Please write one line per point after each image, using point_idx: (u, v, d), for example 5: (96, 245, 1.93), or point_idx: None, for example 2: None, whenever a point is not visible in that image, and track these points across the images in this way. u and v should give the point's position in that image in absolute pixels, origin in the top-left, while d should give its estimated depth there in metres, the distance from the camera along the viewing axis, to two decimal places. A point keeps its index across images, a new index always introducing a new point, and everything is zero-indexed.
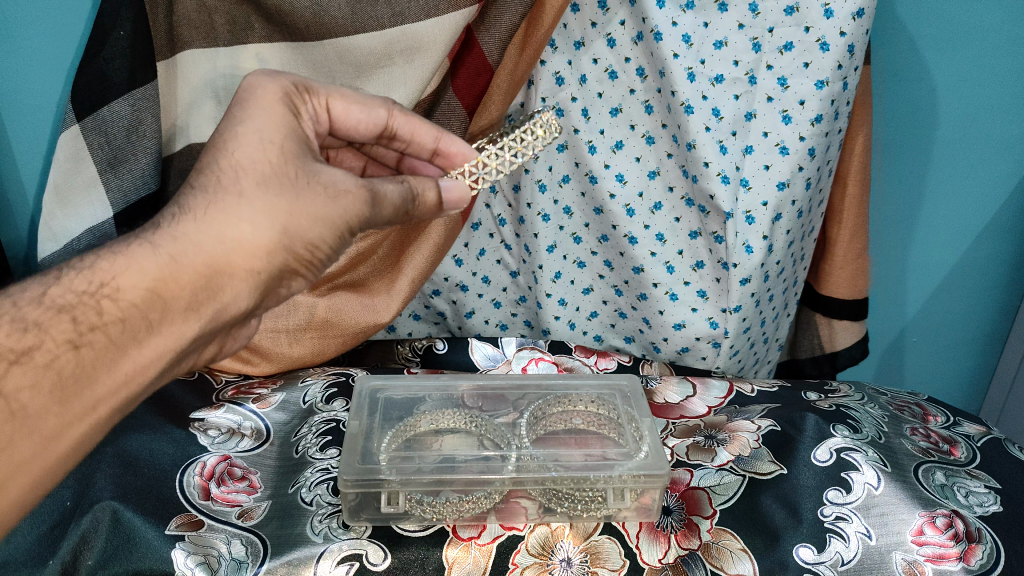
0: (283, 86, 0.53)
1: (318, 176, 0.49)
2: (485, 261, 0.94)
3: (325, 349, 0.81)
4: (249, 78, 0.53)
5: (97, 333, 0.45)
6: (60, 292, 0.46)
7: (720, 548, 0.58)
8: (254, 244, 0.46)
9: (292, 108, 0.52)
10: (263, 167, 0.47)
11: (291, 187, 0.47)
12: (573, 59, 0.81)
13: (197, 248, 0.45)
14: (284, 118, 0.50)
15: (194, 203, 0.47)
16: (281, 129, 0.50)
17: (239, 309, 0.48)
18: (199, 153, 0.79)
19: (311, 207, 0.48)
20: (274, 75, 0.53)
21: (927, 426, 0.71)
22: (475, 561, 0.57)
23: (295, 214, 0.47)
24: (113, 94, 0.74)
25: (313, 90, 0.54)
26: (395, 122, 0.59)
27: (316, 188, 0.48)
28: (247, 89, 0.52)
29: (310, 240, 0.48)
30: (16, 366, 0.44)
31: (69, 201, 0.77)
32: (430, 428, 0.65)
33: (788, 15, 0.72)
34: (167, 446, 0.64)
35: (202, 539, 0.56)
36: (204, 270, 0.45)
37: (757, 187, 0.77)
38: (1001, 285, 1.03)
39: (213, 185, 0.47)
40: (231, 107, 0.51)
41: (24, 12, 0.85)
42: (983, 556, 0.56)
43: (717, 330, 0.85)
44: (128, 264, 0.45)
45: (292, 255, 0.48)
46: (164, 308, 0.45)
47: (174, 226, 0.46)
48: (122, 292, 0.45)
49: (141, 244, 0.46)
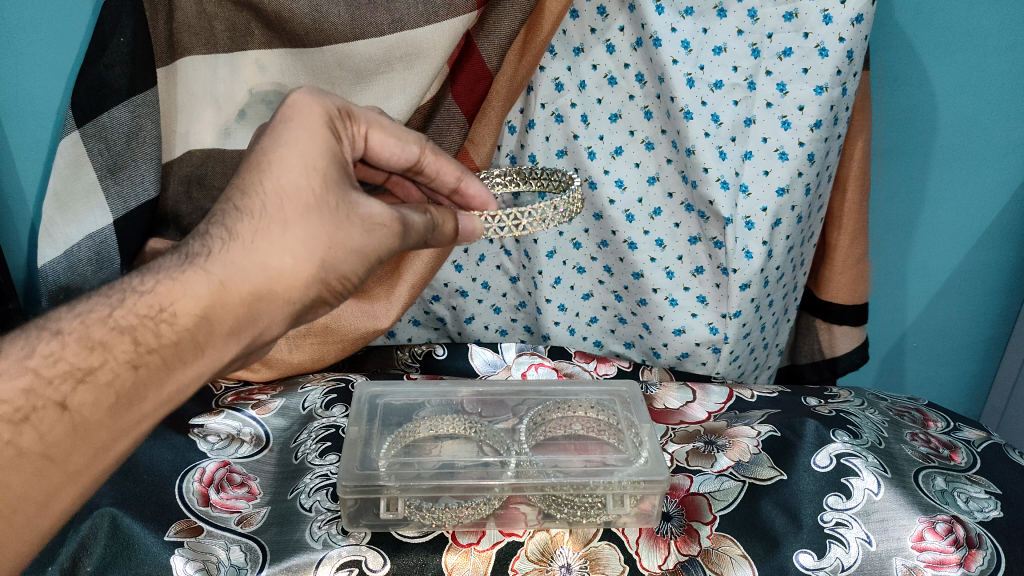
0: (328, 109, 0.50)
1: (358, 208, 0.48)
2: (485, 267, 0.94)
3: (325, 355, 0.81)
4: (292, 96, 0.50)
5: (156, 355, 0.44)
6: (122, 313, 0.44)
7: (721, 555, 0.58)
8: (295, 274, 0.46)
9: (334, 132, 0.49)
10: (307, 196, 0.46)
11: (333, 219, 0.47)
12: (573, 65, 0.81)
13: (244, 276, 0.45)
14: (325, 144, 0.48)
15: (239, 226, 0.45)
16: (323, 154, 0.47)
17: (272, 333, 0.48)
18: (199, 159, 0.79)
19: (350, 241, 0.48)
20: (319, 95, 0.50)
21: (927, 432, 0.71)
22: (475, 567, 0.57)
23: (333, 246, 0.47)
24: (112, 100, 0.74)
25: (355, 116, 0.52)
26: (425, 161, 0.56)
27: (355, 222, 0.48)
28: (290, 107, 0.49)
29: (342, 272, 0.48)
30: (83, 383, 0.43)
31: (69, 208, 0.77)
32: (429, 434, 0.65)
33: (788, 21, 0.72)
34: (167, 452, 0.65)
35: (202, 546, 0.56)
36: (248, 298, 0.45)
37: (757, 193, 0.77)
38: (1001, 290, 1.02)
39: (257, 209, 0.45)
40: (272, 124, 0.49)
41: (24, 19, 0.86)
42: (984, 561, 0.56)
43: (717, 336, 0.85)
44: (182, 288, 0.44)
45: (325, 286, 0.48)
46: (210, 331, 0.45)
47: (223, 253, 0.45)
48: (179, 317, 0.44)
49: (194, 269, 0.44)
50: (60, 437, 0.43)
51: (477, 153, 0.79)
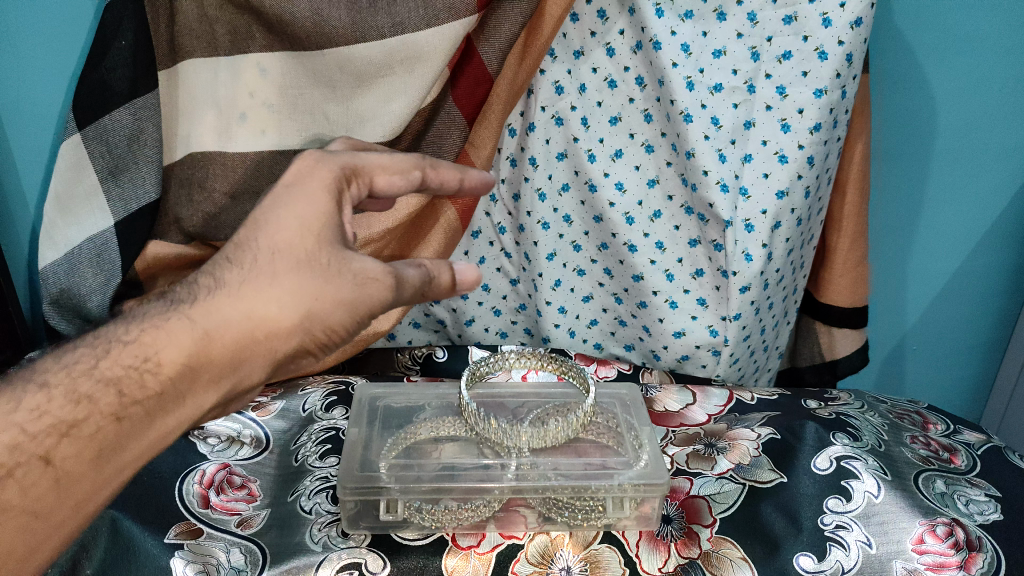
0: (332, 170, 0.51)
1: (350, 263, 0.48)
2: (486, 269, 0.94)
3: (325, 357, 0.80)
4: (301, 158, 0.52)
5: (138, 407, 0.46)
6: (107, 365, 0.46)
7: (720, 557, 0.58)
8: (279, 324, 0.46)
9: (336, 194, 0.50)
10: (298, 252, 0.47)
11: (323, 274, 0.47)
12: (573, 68, 0.81)
13: (228, 324, 0.46)
14: (325, 207, 0.49)
15: (229, 276, 0.47)
16: (322, 216, 0.48)
17: (254, 380, 0.49)
18: (199, 162, 0.78)
19: (337, 293, 0.47)
20: (326, 158, 0.52)
21: (927, 435, 0.71)
22: (475, 570, 0.57)
23: (320, 298, 0.47)
24: (113, 104, 0.75)
25: (360, 171, 0.52)
26: (427, 178, 0.55)
27: (345, 277, 0.47)
28: (298, 170, 0.51)
29: (328, 323, 0.48)
30: (66, 436, 0.45)
31: (71, 211, 0.78)
32: (429, 436, 0.64)
33: (787, 25, 0.72)
34: (167, 455, 0.65)
35: (202, 548, 0.56)
36: (232, 347, 0.46)
37: (757, 195, 0.77)
38: (1001, 293, 1.02)
39: (249, 262, 0.47)
40: (279, 186, 0.50)
41: (26, 22, 0.86)
42: (984, 564, 0.56)
43: (717, 339, 0.85)
44: (167, 337, 0.46)
45: (310, 336, 0.48)
46: (192, 379, 0.47)
47: (211, 300, 0.47)
48: (163, 366, 0.46)
49: (179, 316, 0.46)
50: (46, 491, 0.46)
51: (477, 155, 0.79)
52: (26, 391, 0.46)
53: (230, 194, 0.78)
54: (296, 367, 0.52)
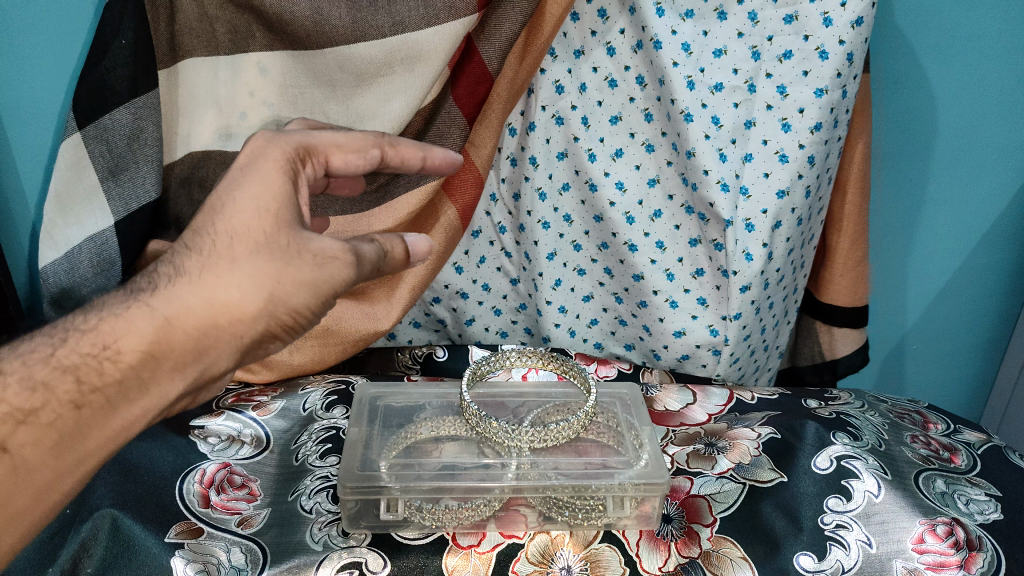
0: (283, 153, 0.50)
1: (309, 243, 0.48)
2: (485, 268, 0.94)
3: (325, 357, 0.80)
4: (252, 140, 0.51)
5: (99, 395, 0.46)
6: (65, 353, 0.47)
7: (721, 557, 0.58)
8: (241, 309, 0.47)
9: (291, 175, 0.50)
10: (256, 235, 0.47)
11: (283, 256, 0.47)
12: (573, 68, 0.81)
13: (189, 311, 0.46)
14: (279, 187, 0.48)
15: (187, 263, 0.47)
16: (277, 196, 0.48)
17: (220, 368, 0.49)
18: (199, 161, 0.79)
19: (300, 274, 0.47)
20: (276, 137, 0.51)
21: (927, 434, 0.71)
22: (475, 569, 0.57)
23: (282, 281, 0.47)
24: (113, 103, 0.74)
25: (314, 150, 0.52)
26: (387, 156, 0.55)
27: (306, 258, 0.47)
28: (250, 153, 0.50)
29: (293, 306, 0.48)
30: (22, 425, 0.46)
31: (71, 210, 0.78)
32: (429, 435, 0.64)
33: (788, 24, 0.72)
34: (167, 454, 0.65)
35: (202, 547, 0.56)
36: (194, 333, 0.46)
37: (757, 195, 0.77)
38: (1001, 292, 1.02)
39: (207, 248, 0.47)
40: (232, 170, 0.49)
41: (25, 21, 0.86)
42: (984, 564, 0.56)
43: (718, 338, 0.85)
44: (127, 325, 0.46)
45: (275, 319, 0.48)
46: (156, 367, 0.47)
47: (170, 288, 0.46)
48: (123, 354, 0.46)
49: (138, 305, 0.46)
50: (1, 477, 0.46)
51: (477, 154, 0.79)
52: (11, 387, 0.46)
53: None
54: (263, 353, 0.52)
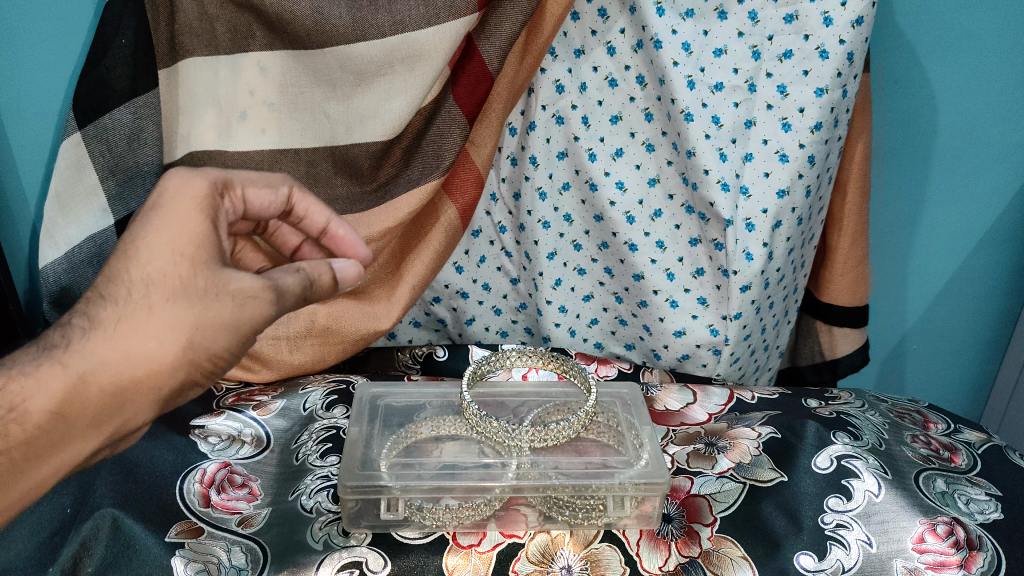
0: (204, 189, 0.51)
1: (227, 283, 0.48)
2: (486, 268, 0.94)
3: (326, 357, 0.80)
4: (168, 175, 0.52)
5: (7, 455, 0.47)
6: None
7: (721, 556, 0.58)
8: (159, 359, 0.46)
9: (210, 213, 0.50)
10: (173, 280, 0.47)
11: (200, 301, 0.47)
12: (574, 67, 0.81)
13: (104, 366, 0.46)
14: (195, 228, 0.49)
15: (104, 314, 0.46)
16: (193, 238, 0.48)
17: (139, 421, 0.49)
18: (199, 160, 0.78)
19: (219, 318, 0.47)
20: (194, 173, 0.52)
21: (927, 434, 0.71)
22: (475, 568, 0.57)
23: (200, 327, 0.47)
24: (114, 102, 0.75)
25: (232, 186, 0.54)
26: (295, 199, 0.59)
27: (225, 300, 0.47)
28: (166, 189, 0.51)
29: (213, 350, 0.48)
30: None
31: (71, 209, 0.78)
32: (430, 435, 0.64)
33: (788, 23, 0.72)
34: (167, 454, 0.65)
35: (202, 546, 0.57)
36: (110, 390, 0.46)
37: (757, 195, 0.77)
38: (1002, 292, 1.02)
39: (123, 296, 0.47)
40: (143, 211, 0.50)
41: (25, 20, 0.86)
42: (984, 563, 0.56)
43: (718, 338, 0.85)
44: (39, 384, 0.46)
45: (196, 367, 0.48)
46: (69, 426, 0.47)
47: (84, 343, 0.46)
48: (31, 414, 0.46)
49: (51, 363, 0.46)
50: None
51: (478, 154, 0.79)
52: None
53: None
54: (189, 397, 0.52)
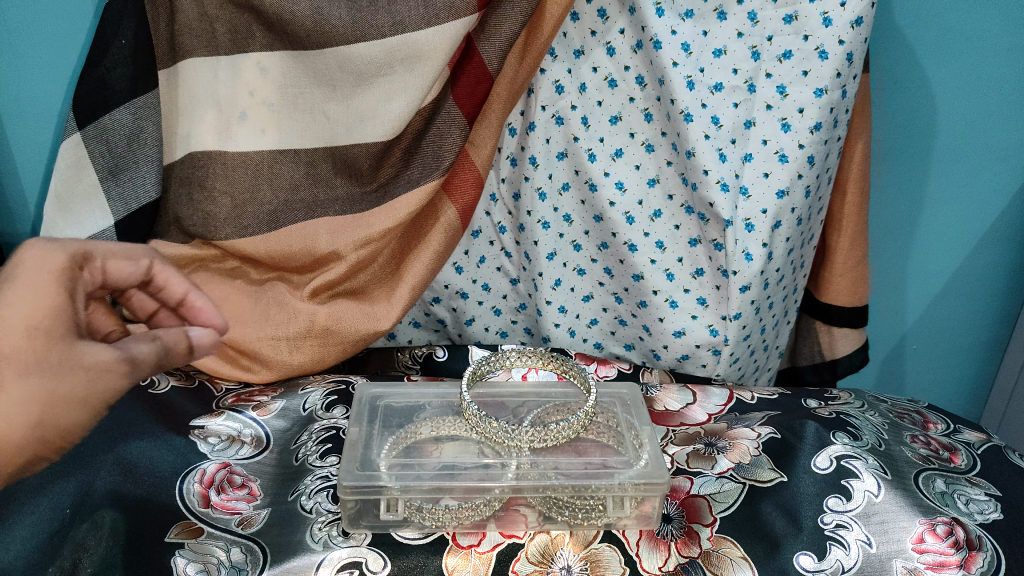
0: (70, 260, 0.50)
1: (82, 356, 0.46)
2: (485, 268, 0.94)
3: (326, 357, 0.80)
4: (25, 245, 0.49)
5: None
6: None
7: (721, 557, 0.58)
8: (7, 437, 0.45)
9: (67, 287, 0.48)
10: (23, 355, 0.45)
11: (49, 377, 0.45)
12: (573, 68, 0.81)
13: None
14: (54, 301, 0.47)
15: None
16: (49, 311, 0.46)
17: None
18: (199, 161, 0.77)
19: (72, 391, 0.46)
20: (57, 243, 0.50)
21: (927, 434, 0.71)
22: (475, 569, 0.57)
23: (53, 403, 0.45)
24: (113, 103, 0.77)
25: (91, 257, 0.52)
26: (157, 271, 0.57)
27: (78, 373, 0.46)
28: (19, 260, 0.48)
29: (65, 424, 0.47)
30: None
31: (71, 211, 0.80)
32: (430, 435, 0.64)
33: (788, 24, 0.72)
34: (167, 454, 0.64)
35: (202, 546, 0.57)
36: None
37: (757, 195, 0.77)
38: (1001, 292, 1.02)
39: None
40: None
41: (25, 20, 0.86)
42: (984, 564, 0.56)
43: (718, 338, 0.85)
44: None
45: (46, 444, 0.46)
46: None
47: None
48: None
49: None
50: None
51: (477, 154, 0.79)
52: None
53: (232, 197, 0.77)
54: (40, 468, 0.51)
